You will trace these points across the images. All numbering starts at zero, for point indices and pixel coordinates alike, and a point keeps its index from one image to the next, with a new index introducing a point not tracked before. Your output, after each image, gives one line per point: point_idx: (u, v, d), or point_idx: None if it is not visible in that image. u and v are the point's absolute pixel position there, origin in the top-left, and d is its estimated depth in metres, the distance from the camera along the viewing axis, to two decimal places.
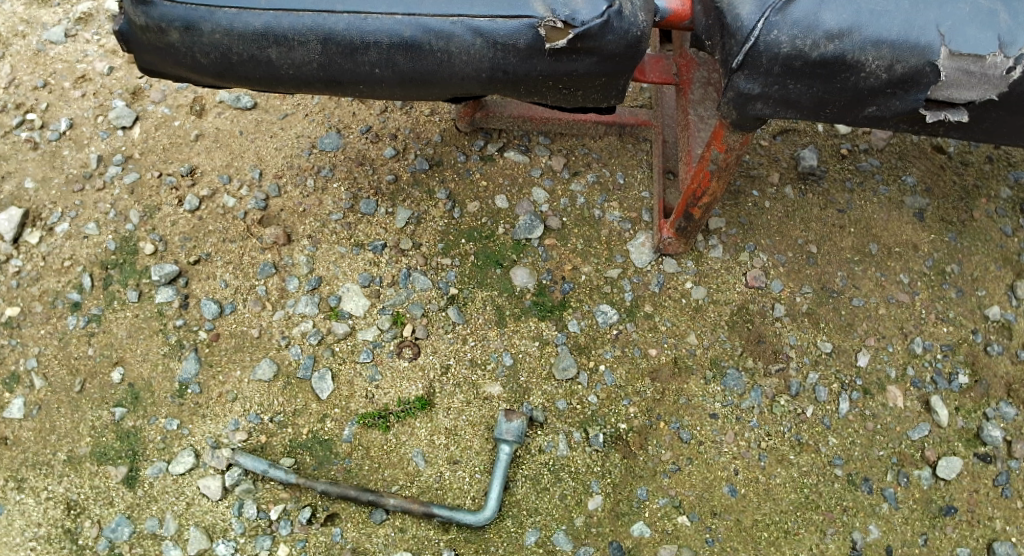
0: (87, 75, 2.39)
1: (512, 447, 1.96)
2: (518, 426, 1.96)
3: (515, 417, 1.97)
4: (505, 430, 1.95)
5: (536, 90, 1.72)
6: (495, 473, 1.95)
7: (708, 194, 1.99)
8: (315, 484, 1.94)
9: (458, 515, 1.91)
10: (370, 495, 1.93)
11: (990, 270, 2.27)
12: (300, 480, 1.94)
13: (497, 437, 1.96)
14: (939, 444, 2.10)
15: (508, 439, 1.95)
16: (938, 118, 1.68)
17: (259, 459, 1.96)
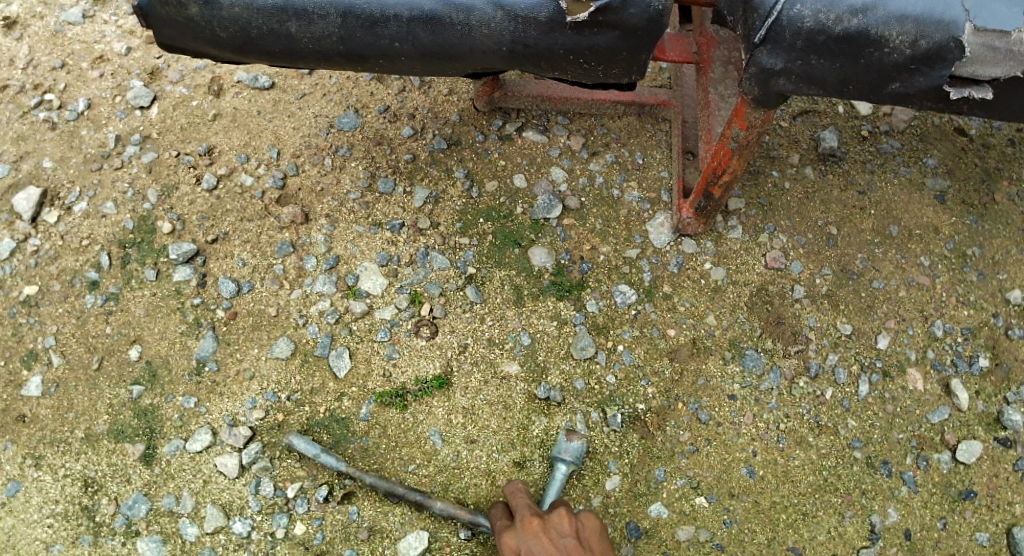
0: (105, 55, 2.37)
1: (568, 468, 1.93)
2: (577, 447, 1.95)
3: (575, 438, 1.95)
4: (563, 450, 1.94)
5: (558, 65, 1.71)
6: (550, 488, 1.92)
7: (729, 172, 1.97)
8: (365, 477, 1.94)
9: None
10: (418, 495, 1.93)
11: (1011, 253, 2.25)
12: (350, 470, 1.94)
13: (555, 455, 1.95)
14: (959, 428, 2.08)
15: (566, 458, 1.93)
16: (962, 95, 1.65)
17: (312, 443, 1.96)
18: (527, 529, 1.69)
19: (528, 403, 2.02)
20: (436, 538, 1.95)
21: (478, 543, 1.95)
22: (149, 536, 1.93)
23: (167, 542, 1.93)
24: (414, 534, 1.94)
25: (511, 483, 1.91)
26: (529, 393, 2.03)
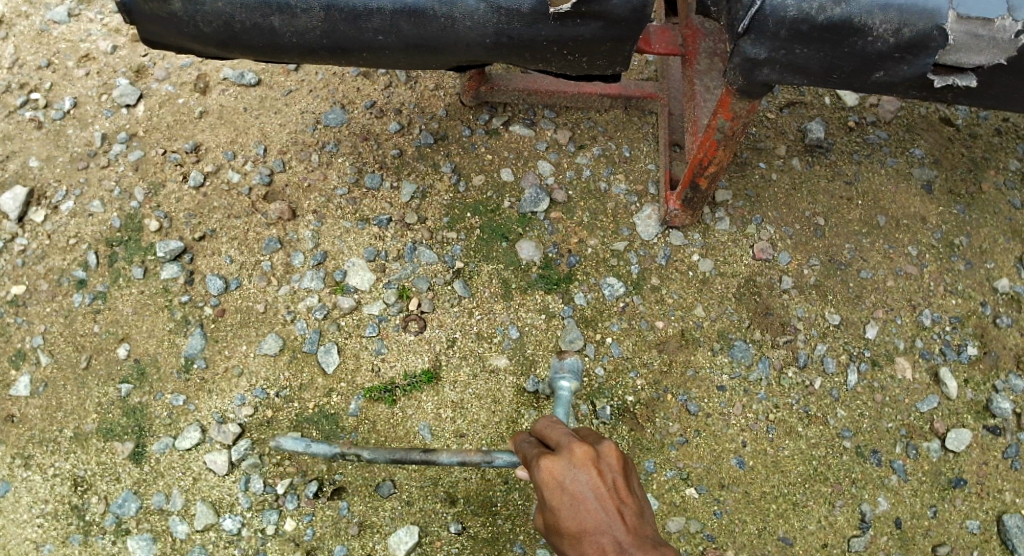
0: (90, 54, 2.36)
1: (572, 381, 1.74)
2: (573, 364, 1.76)
3: (569, 356, 1.75)
4: (559, 368, 1.73)
5: (542, 56, 1.70)
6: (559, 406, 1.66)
7: (716, 163, 1.97)
8: (360, 451, 1.62)
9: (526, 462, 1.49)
10: (418, 453, 1.59)
11: (998, 242, 2.25)
12: (341, 448, 1.60)
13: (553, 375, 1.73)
14: (948, 416, 2.09)
15: (565, 372, 1.74)
16: (946, 83, 1.66)
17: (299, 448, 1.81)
18: (573, 456, 1.19)
19: (516, 396, 2.03)
20: (426, 532, 1.95)
21: (469, 537, 1.95)
22: (139, 535, 1.93)
23: (157, 540, 1.93)
24: (405, 528, 1.94)
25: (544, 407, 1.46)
26: (518, 386, 2.03)
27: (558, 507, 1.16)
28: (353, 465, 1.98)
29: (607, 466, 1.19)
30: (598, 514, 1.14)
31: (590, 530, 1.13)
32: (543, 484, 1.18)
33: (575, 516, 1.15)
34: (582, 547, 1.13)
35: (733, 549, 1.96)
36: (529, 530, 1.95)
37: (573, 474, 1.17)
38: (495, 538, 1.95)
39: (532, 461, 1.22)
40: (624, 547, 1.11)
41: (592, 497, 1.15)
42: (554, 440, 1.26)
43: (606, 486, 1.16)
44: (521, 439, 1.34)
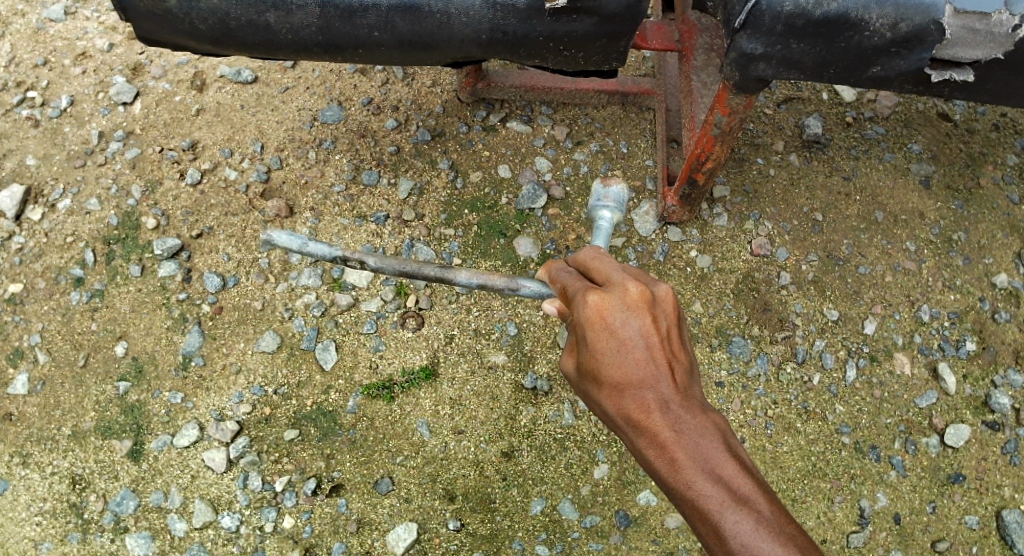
0: (87, 52, 2.35)
1: (613, 217, 1.56)
2: (619, 194, 1.57)
3: (615, 182, 1.57)
4: (603, 198, 1.56)
5: (537, 52, 1.70)
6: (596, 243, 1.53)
7: (712, 159, 1.97)
8: (367, 259, 1.59)
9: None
10: (436, 270, 1.58)
11: (997, 237, 2.25)
12: (346, 254, 1.58)
13: (594, 204, 1.57)
14: (947, 411, 2.08)
15: (608, 205, 1.55)
16: (943, 77, 1.66)
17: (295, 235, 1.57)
18: (629, 298, 1.25)
19: (514, 393, 2.02)
20: (425, 528, 1.95)
21: (468, 534, 1.95)
22: (138, 532, 1.93)
23: (156, 537, 1.93)
24: (403, 525, 1.94)
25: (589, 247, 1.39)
26: (516, 383, 2.03)
27: (602, 347, 1.24)
28: (351, 462, 1.98)
29: (658, 315, 1.25)
30: (646, 367, 1.22)
31: (636, 381, 1.22)
32: (593, 323, 1.24)
33: (621, 363, 1.22)
34: (625, 395, 1.22)
35: None
36: (527, 527, 1.95)
37: (625, 319, 1.23)
38: (494, 535, 1.95)
39: (580, 296, 1.27)
40: (669, 404, 1.20)
41: (640, 346, 1.23)
42: (605, 276, 1.30)
43: (656, 334, 1.24)
44: (562, 270, 1.39)
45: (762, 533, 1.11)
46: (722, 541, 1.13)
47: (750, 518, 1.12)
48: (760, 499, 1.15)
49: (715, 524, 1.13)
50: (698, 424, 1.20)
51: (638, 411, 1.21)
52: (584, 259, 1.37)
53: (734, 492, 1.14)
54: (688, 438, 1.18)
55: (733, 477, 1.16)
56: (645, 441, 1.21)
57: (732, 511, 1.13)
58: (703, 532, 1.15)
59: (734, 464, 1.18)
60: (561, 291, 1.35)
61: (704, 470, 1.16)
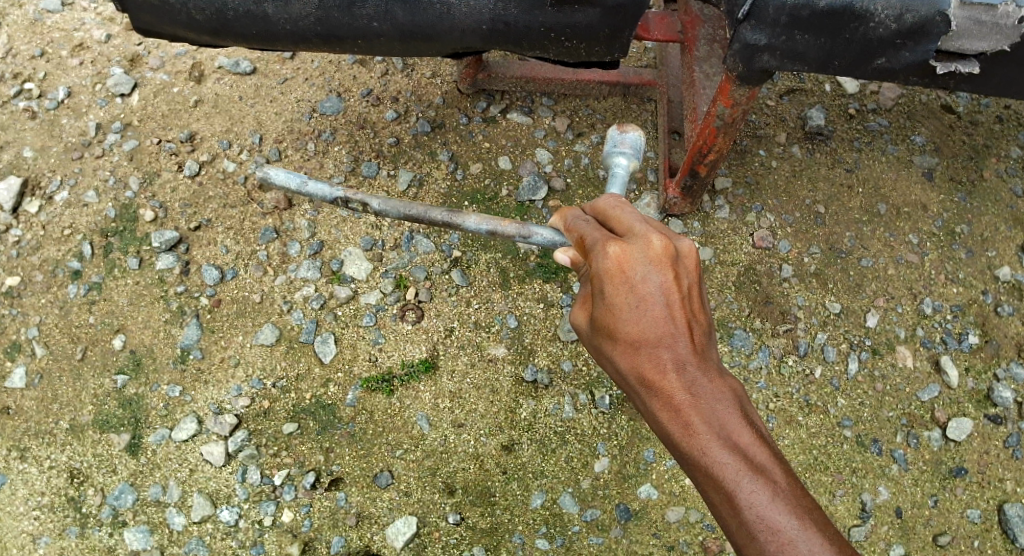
0: (84, 43, 2.33)
1: (629, 163, 1.60)
2: (636, 141, 1.61)
3: (631, 129, 1.61)
4: (619, 143, 1.60)
5: (538, 43, 1.69)
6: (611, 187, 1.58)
7: (715, 150, 1.95)
8: (370, 201, 1.71)
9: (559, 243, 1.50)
10: (442, 215, 1.64)
11: (1000, 230, 2.23)
12: (346, 194, 1.73)
13: (610, 150, 1.61)
14: (949, 405, 2.07)
15: (624, 150, 1.60)
16: (949, 69, 1.64)
17: (291, 174, 1.76)
18: (651, 253, 1.29)
19: (515, 386, 2.01)
20: (425, 522, 1.94)
21: (468, 527, 1.94)
22: (136, 527, 1.92)
23: (154, 532, 1.92)
24: (403, 519, 1.93)
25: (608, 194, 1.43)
26: (516, 376, 2.02)
27: (621, 300, 1.29)
28: (350, 456, 1.97)
29: (679, 271, 1.31)
30: (664, 324, 1.28)
31: (653, 337, 1.28)
32: (613, 275, 1.29)
33: (639, 317, 1.28)
34: (641, 350, 1.28)
35: None
36: (527, 520, 1.94)
37: (645, 274, 1.28)
38: (494, 529, 1.94)
39: (601, 247, 1.32)
40: (683, 362, 1.27)
41: (659, 301, 1.28)
42: (625, 228, 1.35)
43: (676, 292, 1.29)
44: (580, 217, 1.42)
45: (771, 495, 1.18)
46: (729, 498, 1.20)
47: (764, 485, 1.19)
48: (770, 460, 1.22)
49: (729, 492, 1.20)
50: (712, 384, 1.27)
51: (653, 367, 1.27)
52: (604, 207, 1.41)
53: (743, 452, 1.22)
54: (701, 397, 1.26)
55: (749, 445, 1.23)
56: (658, 397, 1.27)
57: (742, 471, 1.20)
58: (711, 488, 1.22)
59: (745, 426, 1.25)
60: (578, 238, 1.39)
61: (715, 429, 1.24)
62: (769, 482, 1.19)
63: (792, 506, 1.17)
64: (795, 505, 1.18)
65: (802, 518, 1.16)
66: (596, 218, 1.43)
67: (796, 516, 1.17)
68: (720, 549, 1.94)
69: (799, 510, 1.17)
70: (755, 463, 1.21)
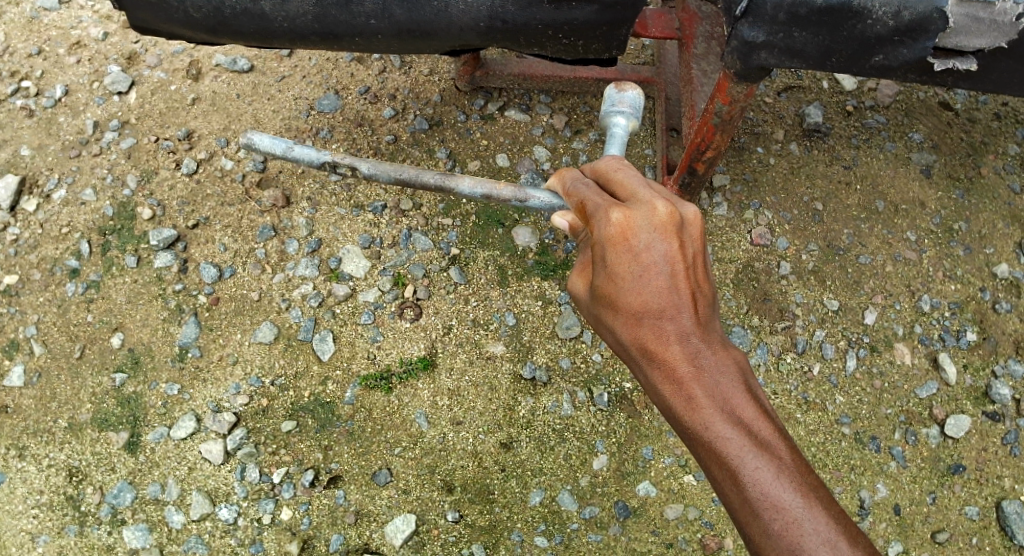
0: (81, 41, 2.32)
1: (628, 122, 1.59)
2: (634, 100, 1.60)
3: (629, 88, 1.60)
4: (617, 103, 1.59)
5: (536, 41, 1.68)
6: (611, 146, 1.56)
7: (713, 148, 1.95)
8: (359, 165, 1.70)
9: (556, 206, 1.56)
10: (435, 178, 1.66)
11: (998, 227, 2.24)
12: (334, 158, 1.70)
13: (608, 109, 1.60)
14: (947, 402, 2.08)
15: (623, 110, 1.58)
16: (946, 67, 1.64)
17: (277, 139, 1.72)
18: (656, 220, 1.32)
19: (513, 383, 2.01)
20: (423, 520, 1.94)
21: (466, 525, 1.94)
22: (134, 525, 1.92)
23: (153, 530, 1.92)
24: (401, 517, 1.93)
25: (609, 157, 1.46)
26: (514, 374, 2.02)
27: (624, 266, 1.32)
28: (349, 454, 1.97)
29: (683, 240, 1.34)
30: (668, 296, 1.32)
31: (656, 309, 1.32)
32: (617, 243, 1.32)
33: (642, 286, 1.32)
34: (645, 321, 1.33)
35: (731, 537, 1.95)
36: (526, 518, 1.94)
37: (650, 242, 1.31)
38: (493, 526, 1.94)
39: (604, 212, 1.34)
40: (687, 335, 1.32)
41: (663, 272, 1.32)
42: (628, 194, 1.37)
43: (680, 262, 1.32)
44: (580, 182, 1.45)
45: (774, 472, 1.24)
46: (733, 474, 1.26)
47: (768, 462, 1.25)
48: (772, 435, 1.28)
49: (733, 467, 1.26)
50: (714, 357, 1.33)
51: (657, 339, 1.33)
52: (606, 172, 1.43)
53: (746, 427, 1.28)
54: (705, 370, 1.32)
55: (753, 421, 1.29)
56: (661, 369, 1.33)
57: (746, 447, 1.26)
58: (714, 463, 1.28)
59: (749, 401, 1.31)
60: (579, 203, 1.42)
61: (717, 403, 1.30)
62: (772, 458, 1.26)
63: (794, 482, 1.24)
64: (796, 481, 1.25)
65: (805, 495, 1.23)
66: (596, 181, 1.45)
67: (798, 493, 1.23)
68: (718, 546, 1.95)
69: (801, 487, 1.24)
70: (757, 438, 1.27)
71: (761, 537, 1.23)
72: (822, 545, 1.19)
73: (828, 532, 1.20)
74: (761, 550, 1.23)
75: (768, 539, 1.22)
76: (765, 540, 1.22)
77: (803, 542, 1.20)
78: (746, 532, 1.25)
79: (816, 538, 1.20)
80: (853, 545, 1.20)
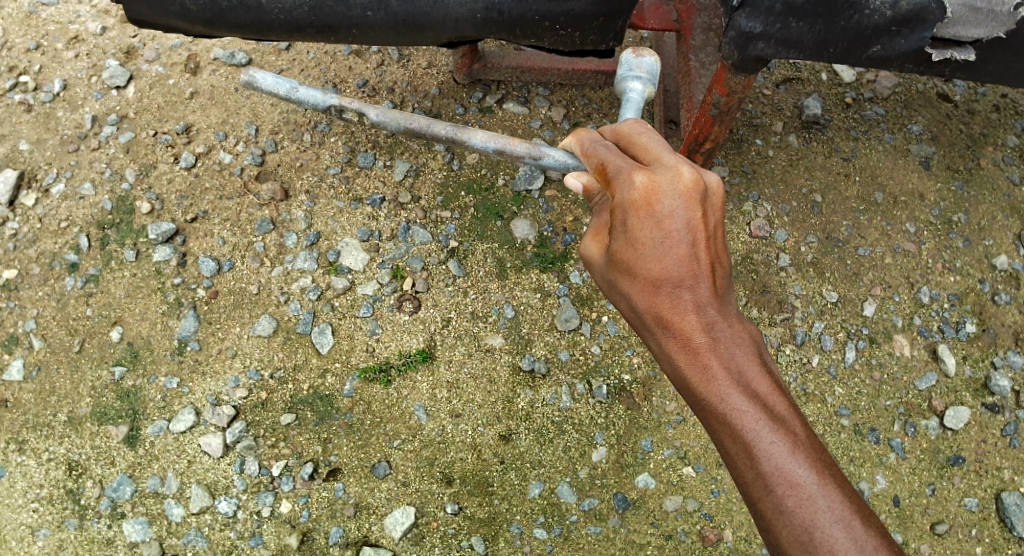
0: (79, 36, 2.32)
1: (643, 87, 1.63)
2: (651, 67, 1.66)
3: (646, 55, 1.66)
4: (634, 68, 1.64)
5: (533, 32, 1.68)
6: (625, 109, 1.61)
7: (711, 139, 1.96)
8: (368, 111, 1.77)
9: (570, 165, 1.61)
10: (447, 130, 1.73)
11: (997, 219, 2.23)
12: (341, 101, 1.77)
13: (625, 74, 1.65)
14: (946, 394, 2.08)
15: (640, 75, 1.64)
16: (944, 56, 1.64)
17: (282, 79, 1.77)
18: (682, 188, 1.34)
19: (512, 375, 2.01)
20: (423, 512, 1.94)
21: (465, 517, 1.94)
22: (134, 518, 1.92)
23: (153, 523, 1.92)
24: (401, 510, 1.93)
25: (631, 121, 1.48)
26: (513, 366, 2.02)
27: (646, 231, 1.34)
28: (348, 447, 1.97)
29: (705, 209, 1.37)
30: (688, 265, 1.35)
31: (676, 278, 1.35)
32: (640, 208, 1.34)
33: (662, 254, 1.34)
34: (663, 289, 1.36)
35: (731, 528, 1.95)
36: (525, 510, 1.94)
37: (673, 210, 1.34)
38: (493, 519, 1.94)
39: (628, 175, 1.36)
40: (704, 305, 1.35)
41: (685, 240, 1.35)
42: (653, 158, 1.40)
43: (701, 232, 1.36)
44: (601, 144, 1.47)
45: (790, 447, 1.28)
46: (748, 448, 1.29)
47: (783, 437, 1.28)
48: (786, 411, 1.32)
49: (749, 441, 1.29)
50: (730, 330, 1.36)
51: (675, 307, 1.36)
52: (629, 135, 1.46)
53: (761, 401, 1.31)
54: (721, 342, 1.35)
55: (768, 396, 1.32)
56: (678, 338, 1.36)
57: (762, 422, 1.29)
58: (727, 436, 1.31)
59: (764, 377, 1.35)
60: (599, 163, 1.43)
61: (733, 375, 1.33)
62: (787, 434, 1.29)
63: (808, 458, 1.28)
64: (811, 458, 1.28)
65: (819, 472, 1.27)
66: (615, 143, 1.47)
67: (813, 471, 1.27)
68: (717, 538, 1.95)
69: (815, 464, 1.27)
70: (772, 413, 1.31)
71: (773, 513, 1.26)
72: (835, 523, 1.23)
73: (841, 510, 1.24)
74: (772, 525, 1.26)
75: (781, 515, 1.25)
76: (778, 516, 1.25)
77: (817, 519, 1.23)
78: (757, 507, 1.28)
79: (830, 516, 1.23)
80: (866, 524, 1.24)
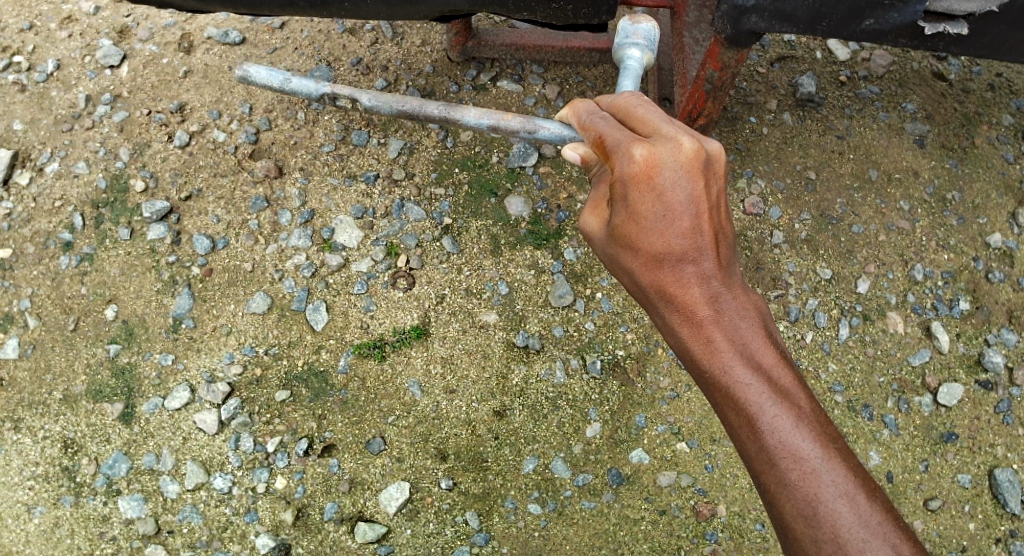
0: (72, 15, 2.29)
1: (641, 54, 1.64)
2: (647, 33, 1.66)
3: (643, 21, 1.66)
4: (631, 34, 1.65)
5: (525, 4, 1.68)
6: (624, 76, 1.61)
7: (705, 115, 1.97)
8: (360, 97, 1.75)
9: (566, 137, 1.59)
10: (439, 110, 1.72)
11: (992, 197, 2.23)
12: (334, 89, 1.76)
13: (622, 41, 1.65)
14: (940, 370, 2.08)
15: (637, 42, 1.64)
16: (937, 30, 1.64)
17: (275, 72, 1.77)
18: (683, 160, 1.32)
19: (506, 351, 2.02)
20: (417, 488, 1.94)
21: (460, 492, 1.94)
22: (130, 495, 1.92)
23: (148, 500, 1.93)
24: (395, 485, 1.94)
25: (627, 93, 1.47)
26: (507, 342, 2.02)
27: (648, 206, 1.33)
28: (342, 423, 1.97)
29: (708, 178, 1.36)
30: (691, 238, 1.35)
31: (678, 252, 1.35)
32: (640, 182, 1.33)
33: (664, 228, 1.34)
34: (666, 264, 1.36)
35: (724, 503, 1.96)
36: (519, 485, 1.95)
37: (675, 181, 1.33)
38: (486, 494, 1.94)
39: (627, 148, 1.34)
40: (707, 278, 1.36)
41: (688, 212, 1.34)
42: (651, 130, 1.37)
43: (705, 204, 1.35)
44: (597, 116, 1.45)
45: (794, 421, 1.28)
46: (752, 422, 1.29)
47: (787, 410, 1.29)
48: (791, 383, 1.32)
49: (752, 414, 1.29)
50: (735, 302, 1.37)
51: (678, 281, 1.36)
52: (625, 108, 1.43)
53: (765, 374, 1.32)
54: (724, 315, 1.35)
55: (773, 369, 1.33)
56: (681, 312, 1.36)
57: (765, 395, 1.30)
58: (731, 409, 1.31)
59: (767, 350, 1.35)
60: (597, 137, 1.41)
61: (736, 347, 1.33)
62: (791, 407, 1.29)
63: (813, 431, 1.28)
64: (815, 431, 1.28)
65: (823, 446, 1.27)
66: (611, 116, 1.45)
67: (818, 444, 1.27)
68: (711, 514, 1.95)
69: (820, 438, 1.28)
70: (776, 385, 1.31)
71: (777, 487, 1.26)
72: (839, 497, 1.23)
73: (845, 485, 1.24)
74: (776, 498, 1.26)
75: (784, 489, 1.25)
76: (781, 490, 1.26)
77: (820, 493, 1.24)
78: (760, 480, 1.29)
79: (833, 490, 1.24)
80: (870, 499, 1.24)
